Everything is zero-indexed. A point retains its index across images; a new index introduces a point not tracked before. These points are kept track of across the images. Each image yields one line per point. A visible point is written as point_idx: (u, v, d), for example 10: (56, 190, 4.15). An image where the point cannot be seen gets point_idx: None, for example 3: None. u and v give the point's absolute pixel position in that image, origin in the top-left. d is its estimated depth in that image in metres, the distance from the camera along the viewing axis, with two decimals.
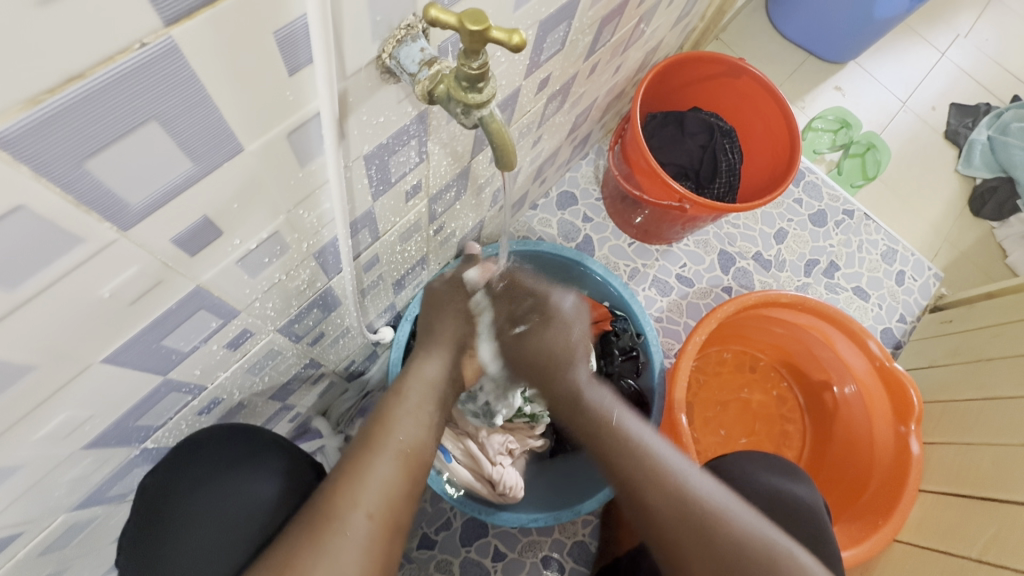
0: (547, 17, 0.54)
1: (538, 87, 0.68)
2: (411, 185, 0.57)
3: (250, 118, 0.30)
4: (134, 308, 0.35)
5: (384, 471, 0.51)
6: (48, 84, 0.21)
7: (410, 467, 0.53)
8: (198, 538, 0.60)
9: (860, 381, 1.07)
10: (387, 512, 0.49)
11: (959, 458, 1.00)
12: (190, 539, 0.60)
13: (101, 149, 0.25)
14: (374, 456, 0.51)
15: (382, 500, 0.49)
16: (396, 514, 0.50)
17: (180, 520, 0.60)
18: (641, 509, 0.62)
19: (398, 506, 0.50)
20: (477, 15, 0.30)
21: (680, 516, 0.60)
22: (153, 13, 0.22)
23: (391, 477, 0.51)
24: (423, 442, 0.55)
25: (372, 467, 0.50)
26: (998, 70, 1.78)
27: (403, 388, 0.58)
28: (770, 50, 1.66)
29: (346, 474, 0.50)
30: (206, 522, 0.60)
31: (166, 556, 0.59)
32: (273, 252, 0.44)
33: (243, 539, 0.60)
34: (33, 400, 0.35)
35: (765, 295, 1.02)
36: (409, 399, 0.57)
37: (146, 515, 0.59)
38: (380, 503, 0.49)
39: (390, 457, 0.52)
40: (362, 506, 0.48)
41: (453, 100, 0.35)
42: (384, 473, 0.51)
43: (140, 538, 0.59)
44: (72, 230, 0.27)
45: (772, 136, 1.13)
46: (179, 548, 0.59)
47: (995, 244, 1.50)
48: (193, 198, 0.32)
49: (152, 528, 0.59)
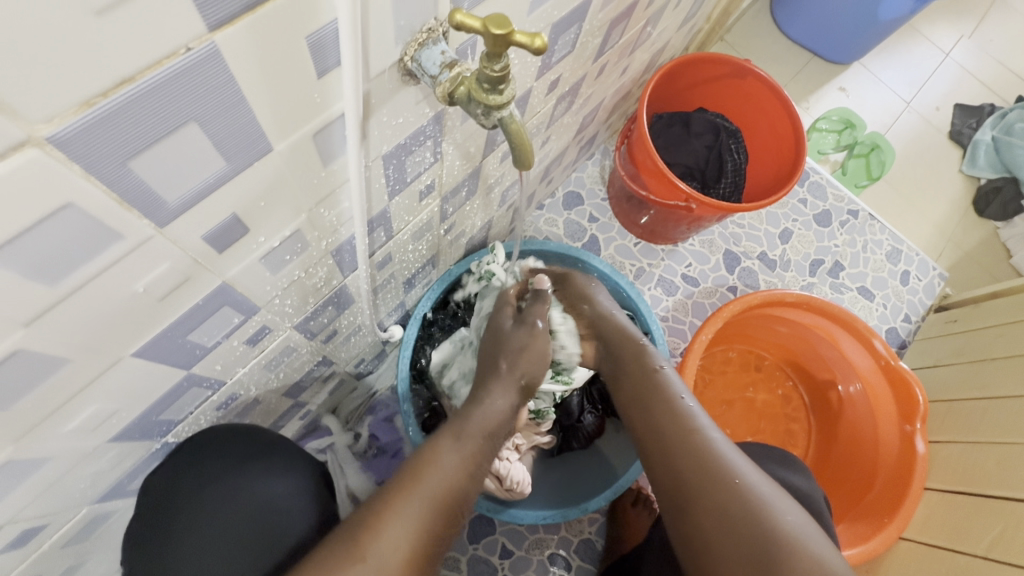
0: (559, 19, 0.55)
1: (548, 88, 0.69)
2: (425, 184, 0.58)
3: (280, 120, 0.31)
4: (163, 303, 0.36)
5: (419, 505, 0.50)
6: (101, 88, 0.22)
7: (441, 511, 0.51)
8: (206, 539, 0.59)
9: (864, 379, 1.08)
10: (415, 551, 0.48)
11: (964, 456, 1.01)
12: (196, 540, 0.59)
13: (144, 149, 0.26)
14: (410, 497, 0.50)
15: (411, 541, 0.48)
16: (424, 554, 0.48)
17: (187, 522, 0.59)
18: (669, 471, 0.60)
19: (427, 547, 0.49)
20: (500, 19, 0.31)
21: (704, 473, 0.57)
22: (199, 19, 0.23)
23: (423, 519, 0.49)
24: (460, 480, 0.54)
25: (407, 507, 0.49)
26: (1002, 71, 1.78)
27: (455, 431, 0.59)
28: (775, 51, 1.67)
29: (381, 508, 0.49)
30: (214, 524, 0.60)
31: (173, 558, 0.58)
32: (293, 250, 0.45)
33: (252, 539, 0.61)
34: (65, 393, 0.36)
35: (771, 294, 1.03)
36: (460, 445, 0.57)
37: (152, 514, 0.58)
38: (410, 540, 0.48)
39: (423, 500, 0.51)
40: (392, 541, 0.47)
41: (474, 101, 0.36)
42: (416, 514, 0.49)
43: (144, 539, 0.58)
44: (114, 227, 0.28)
45: (778, 136, 1.14)
46: (185, 549, 0.58)
47: (1000, 244, 1.50)
48: (223, 196, 0.33)
49: (157, 528, 0.58)
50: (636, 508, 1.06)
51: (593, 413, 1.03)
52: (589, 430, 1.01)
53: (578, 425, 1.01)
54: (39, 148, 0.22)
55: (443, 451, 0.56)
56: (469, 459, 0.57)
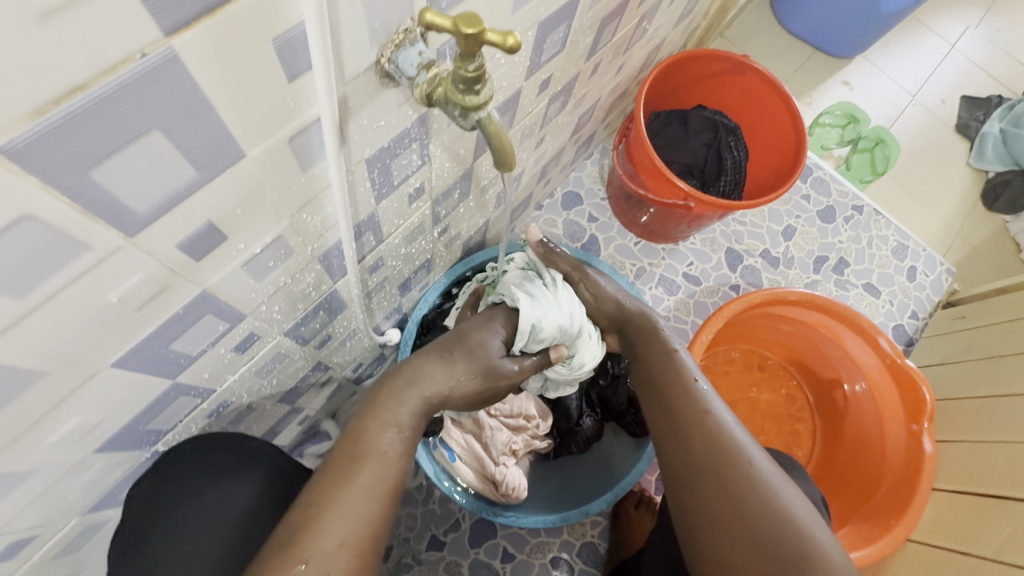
0: (546, 18, 0.54)
1: (539, 88, 0.69)
2: (413, 188, 0.57)
3: (251, 126, 0.31)
4: (141, 313, 0.36)
5: (364, 492, 0.47)
6: (54, 96, 0.21)
7: (386, 494, 0.48)
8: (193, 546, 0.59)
9: (870, 378, 1.06)
10: (363, 542, 0.45)
11: (974, 455, 0.98)
12: (183, 544, 0.59)
13: (105, 158, 0.25)
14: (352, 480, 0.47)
15: (358, 533, 0.45)
16: (372, 540, 0.46)
17: (170, 531, 0.59)
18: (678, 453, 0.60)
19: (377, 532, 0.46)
20: (471, 18, 0.30)
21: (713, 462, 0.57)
22: (154, 24, 0.22)
23: (367, 509, 0.46)
24: (404, 463, 0.51)
25: (348, 495, 0.46)
26: (1009, 61, 1.75)
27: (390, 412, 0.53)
28: (776, 46, 1.65)
29: (320, 496, 0.46)
30: (199, 530, 0.60)
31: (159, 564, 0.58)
32: (277, 256, 0.45)
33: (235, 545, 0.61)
34: (44, 405, 0.36)
35: (773, 293, 1.02)
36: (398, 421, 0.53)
37: (134, 528, 0.57)
38: (355, 531, 0.45)
39: (368, 490, 0.47)
40: (333, 537, 0.44)
41: (451, 103, 0.35)
42: (359, 501, 0.46)
43: (126, 548, 0.57)
44: (81, 238, 0.27)
45: (777, 131, 1.12)
46: (170, 558, 0.59)
47: (1009, 239, 1.48)
48: (197, 204, 0.32)
49: (143, 535, 0.58)
50: (639, 511, 1.04)
51: (592, 417, 1.01)
52: (588, 434, 0.99)
53: (577, 429, 0.99)
54: None
55: (383, 423, 0.51)
56: (408, 439, 0.52)
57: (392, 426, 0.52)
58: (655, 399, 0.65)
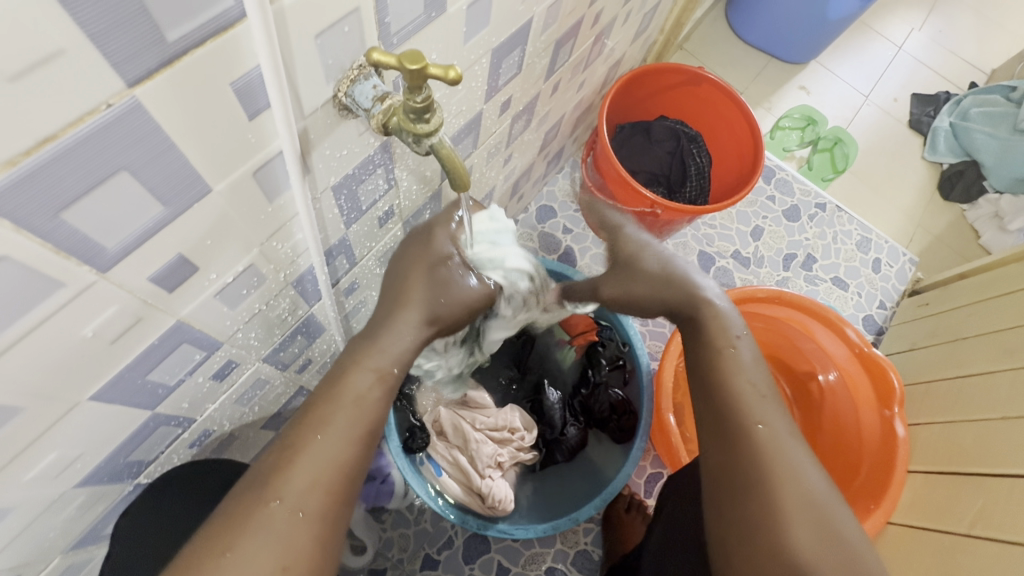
0: (499, 44, 0.57)
1: (500, 109, 0.72)
2: (383, 212, 0.60)
3: (214, 162, 0.33)
4: (116, 345, 0.37)
5: (322, 444, 0.40)
6: (23, 147, 0.23)
7: (361, 442, 0.42)
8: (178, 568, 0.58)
9: (841, 368, 1.10)
10: (334, 484, 0.40)
11: (943, 436, 1.02)
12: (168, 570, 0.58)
13: (74, 200, 0.27)
14: (320, 430, 0.40)
15: (326, 479, 0.40)
16: (350, 486, 0.41)
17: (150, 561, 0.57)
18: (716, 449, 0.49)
19: (345, 474, 0.41)
20: (414, 54, 0.33)
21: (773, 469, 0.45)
22: (116, 76, 0.24)
23: (341, 456, 0.40)
24: (379, 409, 0.44)
25: (305, 450, 0.40)
26: (953, 59, 1.85)
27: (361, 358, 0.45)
28: (733, 56, 1.72)
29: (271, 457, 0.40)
30: None
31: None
32: (250, 283, 0.46)
33: None
34: (21, 442, 0.36)
35: (741, 292, 1.06)
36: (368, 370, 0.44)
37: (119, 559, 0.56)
38: (325, 475, 0.40)
39: (339, 436, 0.41)
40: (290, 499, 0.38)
41: (404, 131, 0.38)
42: (326, 449, 0.40)
43: None
44: (54, 276, 0.29)
45: (736, 136, 1.17)
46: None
47: (967, 226, 1.54)
48: (168, 237, 0.34)
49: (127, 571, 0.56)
50: (630, 513, 1.06)
51: (576, 426, 1.03)
52: (572, 442, 1.01)
53: (561, 439, 1.01)
54: None
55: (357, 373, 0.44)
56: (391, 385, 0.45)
57: (371, 369, 0.44)
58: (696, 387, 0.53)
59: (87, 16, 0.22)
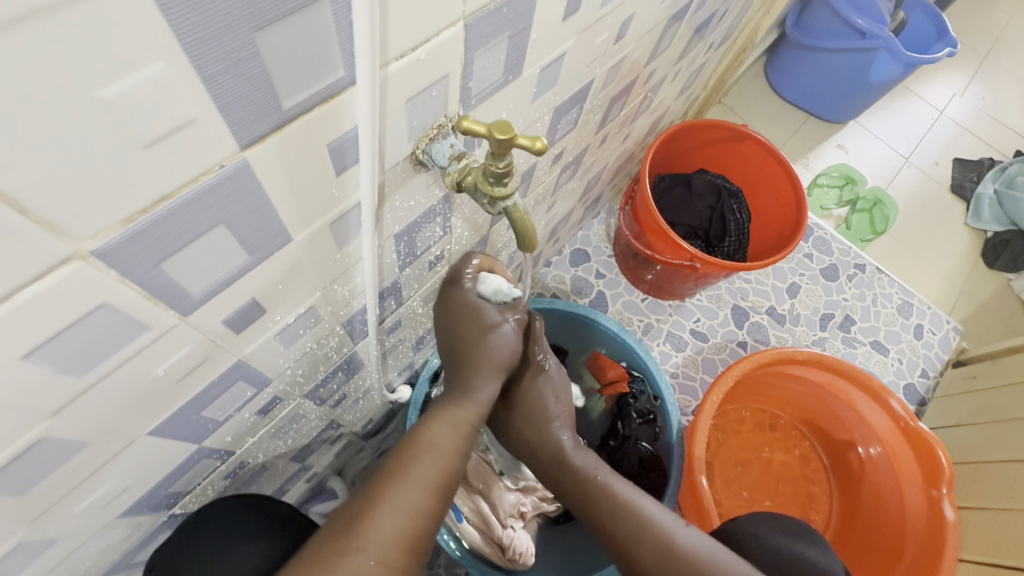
0: (562, 102, 0.59)
1: (552, 161, 0.73)
2: (433, 256, 0.60)
3: (300, 215, 0.34)
4: (180, 384, 0.37)
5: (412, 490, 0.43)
6: (142, 205, 0.24)
7: (420, 521, 0.42)
8: None
9: (885, 441, 1.04)
10: (415, 536, 0.42)
11: (1002, 528, 0.95)
12: None
13: (174, 252, 0.28)
14: (405, 477, 0.44)
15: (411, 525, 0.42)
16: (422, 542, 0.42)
17: None
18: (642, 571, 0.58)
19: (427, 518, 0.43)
20: (503, 124, 0.34)
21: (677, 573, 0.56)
22: (233, 140, 0.25)
23: (420, 503, 0.43)
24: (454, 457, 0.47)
25: (395, 495, 0.42)
26: (997, 126, 1.84)
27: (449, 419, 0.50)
28: (772, 112, 1.74)
29: (368, 493, 0.42)
30: None
31: None
32: (307, 324, 0.47)
33: None
34: (76, 478, 0.37)
35: (781, 352, 1.02)
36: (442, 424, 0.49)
37: None
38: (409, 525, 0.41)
39: (423, 482, 0.44)
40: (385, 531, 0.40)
41: (480, 191, 0.39)
42: (412, 494, 0.43)
43: None
44: (144, 320, 0.30)
45: (778, 193, 1.17)
46: None
47: (1014, 296, 1.49)
48: (245, 283, 0.35)
49: None
50: None
51: None
52: None
53: None
54: (83, 260, 0.24)
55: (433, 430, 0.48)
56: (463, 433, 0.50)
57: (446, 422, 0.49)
58: (597, 522, 0.61)
59: (220, 88, 0.23)
